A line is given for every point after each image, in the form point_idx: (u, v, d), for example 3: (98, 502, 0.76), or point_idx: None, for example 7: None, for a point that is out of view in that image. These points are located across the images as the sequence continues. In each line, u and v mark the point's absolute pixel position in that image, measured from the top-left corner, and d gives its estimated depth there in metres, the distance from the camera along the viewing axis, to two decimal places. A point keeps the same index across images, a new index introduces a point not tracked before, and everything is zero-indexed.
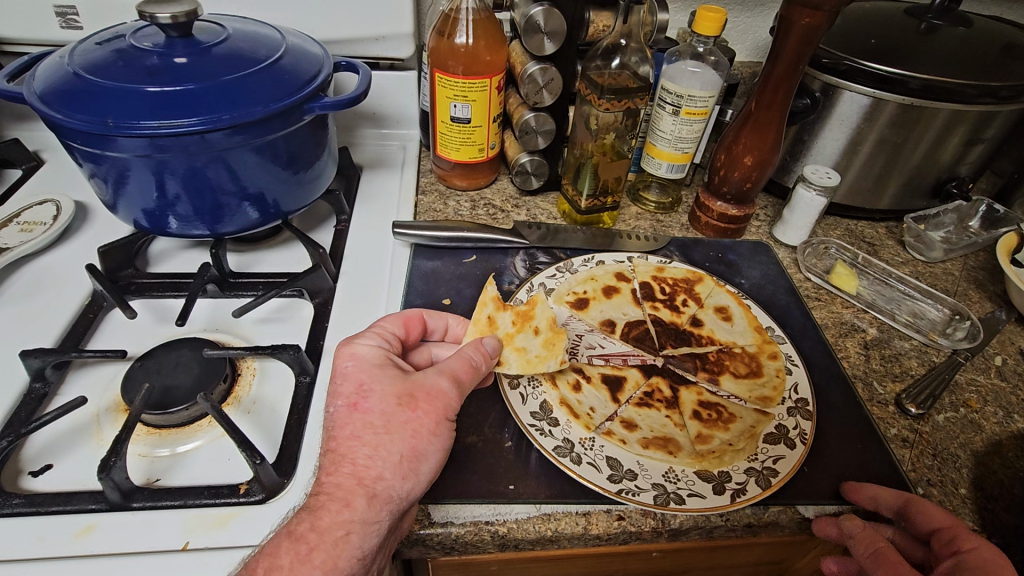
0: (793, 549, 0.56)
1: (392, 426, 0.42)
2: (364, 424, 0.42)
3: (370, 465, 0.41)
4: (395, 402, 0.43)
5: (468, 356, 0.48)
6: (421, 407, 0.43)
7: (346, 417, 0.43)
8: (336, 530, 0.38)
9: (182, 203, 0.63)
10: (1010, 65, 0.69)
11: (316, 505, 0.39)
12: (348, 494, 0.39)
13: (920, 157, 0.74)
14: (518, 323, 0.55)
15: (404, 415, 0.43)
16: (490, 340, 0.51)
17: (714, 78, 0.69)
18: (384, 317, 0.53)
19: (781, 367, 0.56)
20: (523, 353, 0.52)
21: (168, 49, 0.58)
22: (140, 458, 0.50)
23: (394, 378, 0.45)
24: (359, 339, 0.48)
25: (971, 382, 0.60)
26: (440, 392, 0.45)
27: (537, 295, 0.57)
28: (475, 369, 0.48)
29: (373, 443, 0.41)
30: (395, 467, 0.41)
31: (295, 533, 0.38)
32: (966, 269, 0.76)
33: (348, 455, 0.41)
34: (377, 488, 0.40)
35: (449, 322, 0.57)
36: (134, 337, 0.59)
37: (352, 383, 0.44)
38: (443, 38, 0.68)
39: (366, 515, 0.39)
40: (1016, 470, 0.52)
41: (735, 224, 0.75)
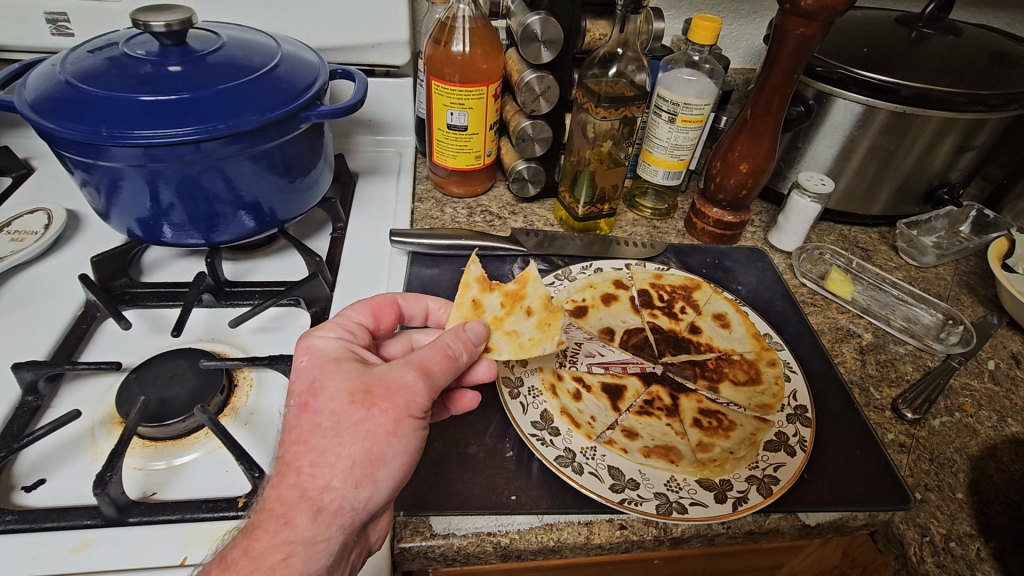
0: (791, 555, 0.56)
1: (341, 428, 0.38)
2: (311, 427, 0.39)
3: (314, 474, 0.37)
4: (346, 398, 0.39)
5: (440, 346, 0.45)
6: (378, 403, 0.39)
7: (296, 417, 0.40)
8: (272, 555, 0.35)
9: (177, 212, 0.62)
10: (998, 74, 0.70)
11: (252, 526, 0.36)
12: (287, 510, 0.36)
13: (912, 164, 0.74)
14: (506, 304, 0.54)
15: (358, 415, 0.39)
16: (476, 325, 0.49)
17: (709, 85, 0.69)
18: (350, 306, 0.51)
19: (779, 374, 0.56)
20: (515, 336, 0.51)
21: (163, 58, 0.58)
22: (137, 471, 0.49)
23: (349, 374, 0.41)
24: (320, 331, 0.46)
25: (965, 387, 0.61)
26: (403, 386, 0.41)
27: (528, 271, 0.55)
28: (450, 357, 0.45)
29: (319, 448, 0.38)
30: (345, 475, 0.38)
31: (225, 561, 0.35)
32: (958, 274, 0.77)
33: (293, 464, 0.37)
34: (323, 501, 0.37)
35: (428, 306, 0.58)
36: (128, 348, 0.58)
37: (302, 380, 0.41)
38: (439, 46, 0.68)
39: (308, 534, 0.36)
40: (1011, 473, 0.52)
41: (731, 230, 0.75)
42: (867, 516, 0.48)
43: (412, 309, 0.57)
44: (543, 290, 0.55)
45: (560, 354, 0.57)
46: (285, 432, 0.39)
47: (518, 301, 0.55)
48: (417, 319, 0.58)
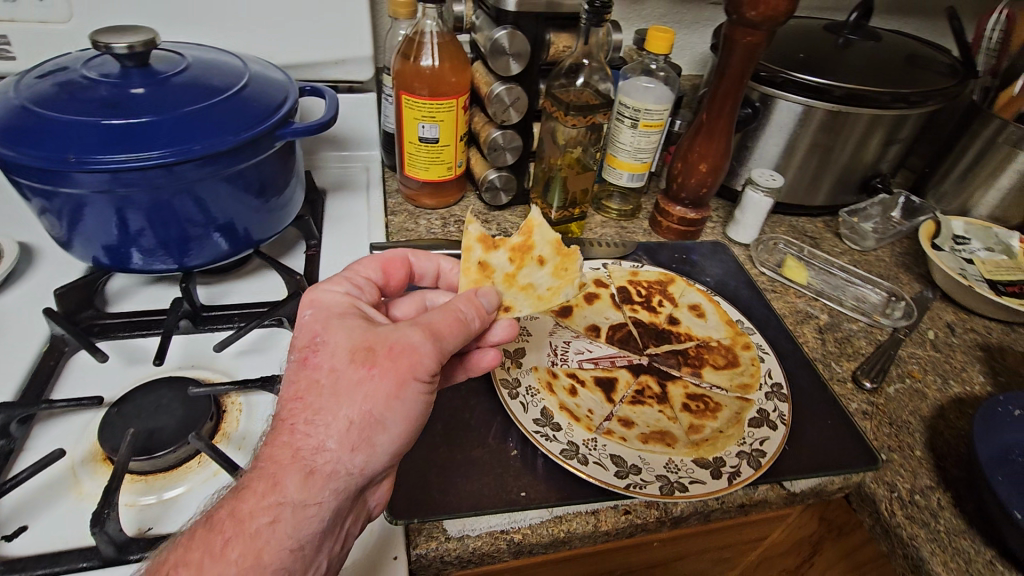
0: (774, 524, 0.61)
1: (339, 388, 0.39)
2: (310, 383, 0.40)
3: (309, 434, 0.38)
4: (348, 356, 0.41)
5: (450, 311, 0.45)
6: (380, 363, 0.40)
7: (297, 372, 0.41)
8: (259, 517, 0.36)
9: (146, 237, 0.60)
10: (915, 74, 0.78)
11: (241, 487, 0.37)
12: (278, 472, 0.37)
13: (848, 157, 0.82)
14: (516, 259, 0.56)
15: (358, 373, 0.40)
16: (490, 292, 0.50)
17: (666, 92, 0.74)
18: (361, 262, 0.54)
19: (754, 355, 0.60)
20: (531, 290, 0.54)
21: (124, 80, 0.56)
22: (127, 508, 0.47)
23: (352, 331, 0.42)
24: (330, 287, 0.48)
25: (912, 355, 0.67)
26: (410, 347, 0.41)
27: (530, 218, 0.57)
28: (461, 322, 0.45)
29: (315, 408, 0.39)
30: (341, 437, 0.38)
31: (211, 521, 0.36)
32: (894, 255, 0.85)
33: (288, 422, 0.39)
34: (316, 462, 0.38)
35: (440, 264, 0.60)
36: (105, 382, 0.56)
37: (305, 335, 0.43)
38: (408, 61, 0.69)
39: (297, 498, 0.37)
40: (958, 429, 0.58)
41: (693, 227, 0.80)
42: (842, 479, 0.53)
43: (423, 266, 0.59)
44: (551, 235, 0.57)
45: (550, 353, 0.59)
46: (285, 387, 0.41)
47: (527, 252, 0.57)
48: (429, 278, 0.61)
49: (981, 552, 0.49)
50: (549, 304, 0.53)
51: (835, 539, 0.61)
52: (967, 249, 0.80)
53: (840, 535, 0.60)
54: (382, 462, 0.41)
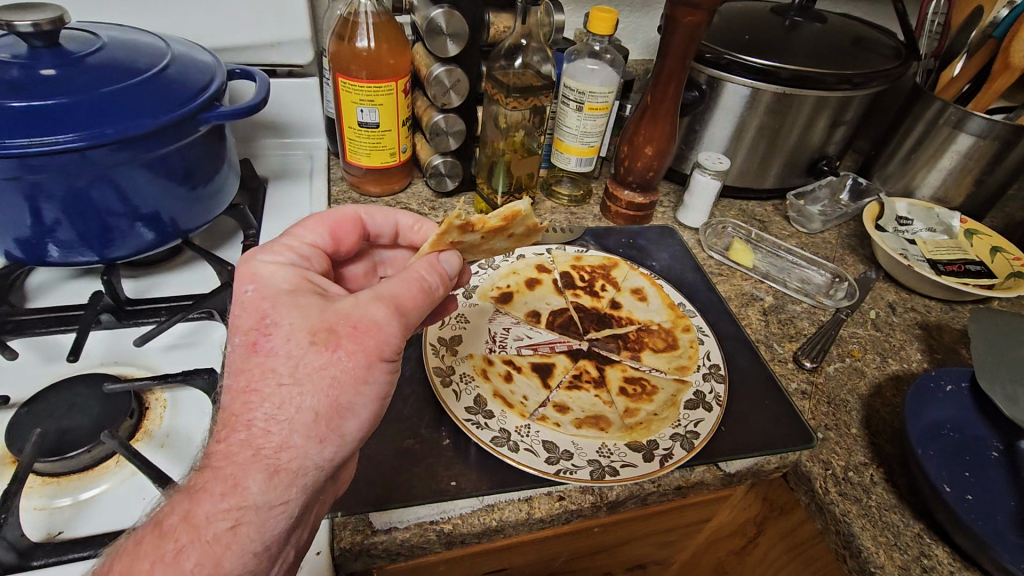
0: (715, 506, 0.61)
1: (299, 375, 0.36)
2: (263, 372, 0.36)
3: (269, 431, 0.35)
4: (307, 337, 0.37)
5: (414, 279, 0.42)
6: (344, 346, 0.37)
7: (246, 359, 0.37)
8: (218, 522, 0.34)
9: (63, 228, 0.57)
10: (860, 56, 0.78)
11: (195, 488, 0.34)
12: (238, 472, 0.34)
13: (796, 139, 0.82)
14: (487, 235, 0.50)
15: (320, 358, 0.36)
16: (452, 256, 0.46)
17: (612, 75, 0.72)
18: (304, 224, 0.48)
19: (694, 338, 0.60)
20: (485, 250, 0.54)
21: (33, 60, 0.52)
22: (37, 511, 0.44)
23: (308, 311, 0.38)
24: (270, 258, 0.43)
25: (852, 335, 0.68)
26: (373, 324, 0.38)
27: (517, 207, 0.50)
28: (426, 291, 0.42)
29: (275, 398, 0.36)
30: (307, 430, 0.36)
31: (161, 527, 0.34)
32: (841, 237, 0.86)
33: (242, 419, 0.35)
34: (281, 460, 0.35)
35: (397, 220, 0.55)
36: (17, 380, 0.53)
37: (251, 316, 0.39)
38: (343, 42, 0.66)
39: (261, 500, 0.34)
40: (894, 406, 0.59)
41: (642, 211, 0.79)
42: (778, 459, 0.53)
43: (379, 225, 0.54)
44: (530, 218, 0.52)
45: (489, 340, 0.59)
46: (234, 376, 0.38)
47: (500, 231, 0.51)
48: (386, 236, 0.56)
49: (910, 526, 0.49)
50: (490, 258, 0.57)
51: (777, 518, 0.61)
52: (910, 230, 0.82)
53: (781, 514, 0.60)
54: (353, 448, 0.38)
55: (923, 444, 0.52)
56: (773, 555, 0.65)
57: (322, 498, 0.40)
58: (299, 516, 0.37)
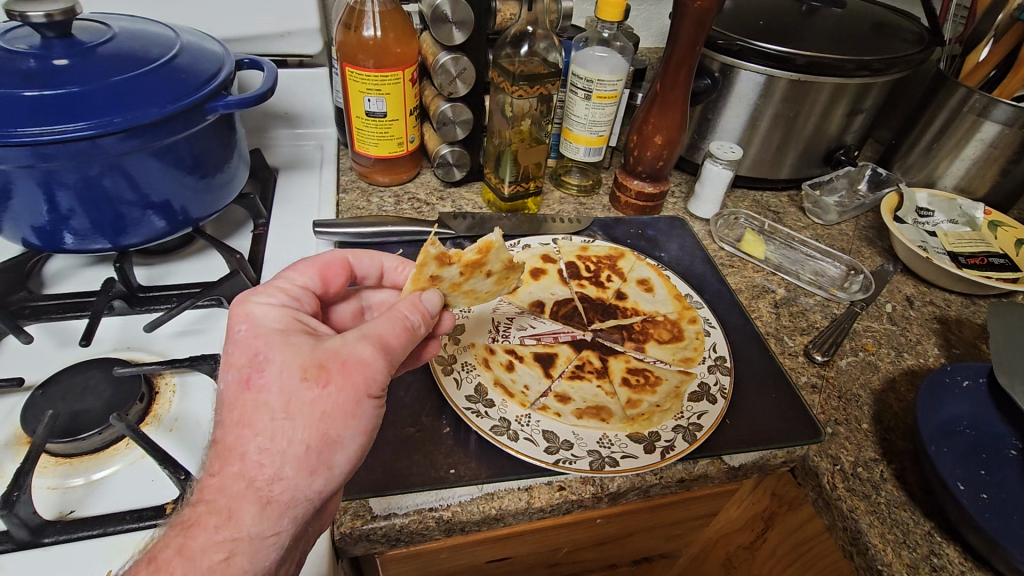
0: (722, 500, 0.60)
1: (292, 409, 0.35)
2: (257, 406, 0.36)
3: (263, 463, 0.35)
4: (297, 373, 0.36)
5: (397, 317, 0.41)
6: (334, 381, 0.36)
7: (237, 395, 0.37)
8: (212, 554, 0.33)
9: (78, 217, 0.58)
10: (880, 41, 0.76)
11: (189, 521, 0.34)
12: (231, 503, 0.34)
13: (813, 128, 0.80)
14: (466, 271, 0.49)
15: (311, 394, 0.36)
16: (433, 293, 0.46)
17: (620, 62, 0.71)
18: (294, 266, 0.47)
19: (700, 330, 0.60)
20: (471, 293, 0.52)
21: (45, 50, 0.53)
22: (51, 491, 0.46)
23: (299, 349, 0.38)
24: (263, 299, 0.42)
25: (867, 329, 0.66)
26: (360, 362, 0.38)
27: (492, 239, 0.48)
28: (410, 330, 0.42)
29: (268, 432, 0.35)
30: (299, 462, 0.35)
31: (155, 561, 0.33)
32: (858, 229, 0.84)
33: (237, 450, 0.35)
34: (273, 492, 0.35)
35: (384, 263, 0.55)
36: (33, 364, 0.55)
37: (244, 352, 0.38)
38: (350, 31, 0.66)
39: (256, 531, 0.34)
40: (908, 401, 0.58)
41: (651, 202, 0.78)
42: (785, 453, 0.52)
43: (366, 267, 0.53)
44: (506, 252, 0.51)
45: (492, 329, 0.59)
46: (226, 410, 0.37)
47: (479, 267, 0.50)
48: (372, 278, 0.55)
49: (920, 524, 0.48)
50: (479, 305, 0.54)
51: (786, 514, 0.60)
52: (930, 221, 0.79)
53: (790, 509, 0.59)
54: (342, 476, 0.37)
55: (935, 441, 0.51)
56: (780, 552, 0.63)
57: (316, 521, 0.39)
58: (291, 543, 0.37)
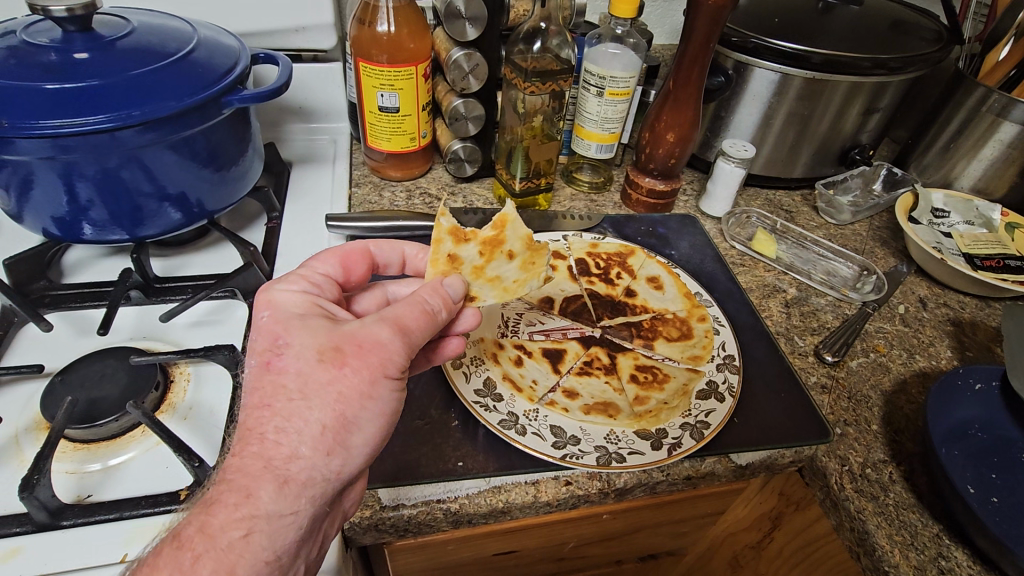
0: (729, 498, 0.60)
1: (307, 390, 0.36)
2: (275, 388, 0.36)
3: (280, 442, 0.35)
4: (314, 354, 0.37)
5: (416, 301, 0.42)
6: (350, 362, 0.37)
7: (259, 377, 0.37)
8: (231, 531, 0.33)
9: (97, 208, 0.59)
10: (898, 39, 0.75)
11: (210, 500, 0.34)
12: (250, 482, 0.34)
13: (827, 127, 0.79)
14: (486, 252, 0.52)
15: (327, 375, 0.37)
16: (456, 280, 0.47)
17: (633, 58, 0.71)
18: (317, 256, 0.48)
19: (709, 328, 0.60)
20: (498, 282, 0.52)
21: (66, 44, 0.54)
22: (69, 475, 0.47)
23: (317, 331, 0.39)
24: (285, 286, 0.43)
25: (879, 330, 0.66)
26: (378, 344, 0.39)
27: (506, 213, 0.53)
28: (431, 315, 0.43)
29: (285, 413, 0.36)
30: (316, 442, 0.36)
31: (179, 538, 0.33)
32: (872, 229, 0.83)
33: (256, 431, 0.35)
34: (290, 471, 0.35)
35: (405, 252, 0.56)
36: (53, 352, 0.56)
37: (265, 337, 0.39)
38: (364, 26, 0.66)
39: (273, 509, 0.34)
40: (919, 403, 0.57)
41: (663, 199, 0.78)
42: (794, 453, 0.52)
43: (387, 256, 0.55)
44: (523, 231, 0.54)
45: (501, 325, 0.60)
46: (248, 394, 0.37)
47: (498, 246, 0.53)
48: (394, 266, 0.56)
49: (929, 526, 0.48)
50: (513, 297, 0.51)
51: (793, 513, 0.59)
52: (946, 222, 0.78)
53: (797, 510, 0.58)
54: (360, 460, 0.38)
55: (945, 443, 0.51)
56: (788, 552, 0.63)
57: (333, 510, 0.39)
58: (311, 524, 0.37)
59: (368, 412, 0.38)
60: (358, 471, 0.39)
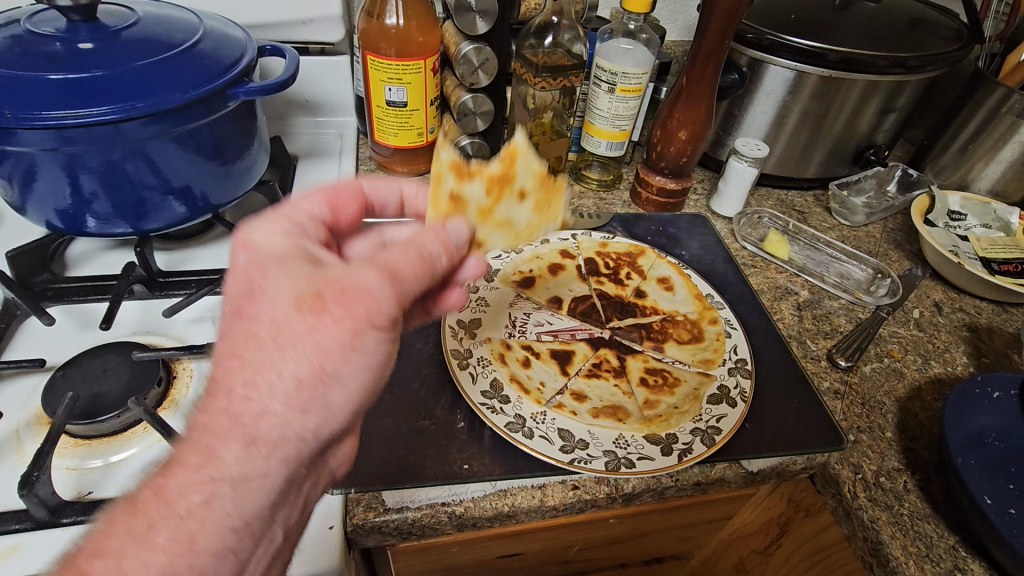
0: (737, 503, 0.59)
1: (282, 339, 0.32)
2: (246, 337, 0.33)
3: (249, 397, 0.32)
4: (290, 304, 0.32)
5: (413, 245, 0.38)
6: (331, 310, 0.33)
7: (231, 325, 0.34)
8: (192, 496, 0.30)
9: (100, 201, 0.58)
10: (916, 37, 0.73)
11: (171, 461, 0.31)
12: (214, 442, 0.31)
13: (842, 126, 0.77)
14: (493, 190, 0.50)
15: (304, 322, 0.32)
16: (458, 222, 0.44)
17: (646, 55, 0.69)
18: (304, 194, 0.44)
19: (720, 331, 0.59)
20: (509, 227, 0.50)
21: (71, 34, 0.53)
22: (69, 471, 0.46)
23: (296, 275, 0.34)
24: (264, 222, 0.38)
25: (893, 334, 0.64)
26: (363, 289, 0.34)
27: (515, 146, 0.50)
28: (426, 261, 0.39)
29: (255, 364, 0.32)
30: (289, 398, 0.32)
31: (134, 504, 0.30)
32: (886, 231, 0.82)
33: (224, 385, 0.32)
34: (259, 430, 0.31)
35: (402, 189, 0.53)
36: (55, 346, 0.55)
37: (238, 280, 0.34)
38: (372, 19, 0.66)
39: (237, 471, 0.31)
40: (935, 411, 0.56)
41: (674, 198, 0.77)
42: (805, 460, 0.51)
43: (384, 196, 0.52)
44: (535, 164, 0.51)
45: (509, 324, 0.59)
46: (222, 342, 0.34)
47: (507, 184, 0.51)
48: (392, 206, 0.53)
49: (944, 537, 0.46)
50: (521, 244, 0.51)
51: (802, 520, 0.58)
52: (962, 225, 0.76)
53: (807, 516, 0.57)
54: (345, 417, 0.35)
55: (961, 452, 0.50)
56: (795, 560, 0.61)
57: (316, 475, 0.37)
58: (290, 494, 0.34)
59: (354, 361, 0.34)
60: (344, 432, 0.36)
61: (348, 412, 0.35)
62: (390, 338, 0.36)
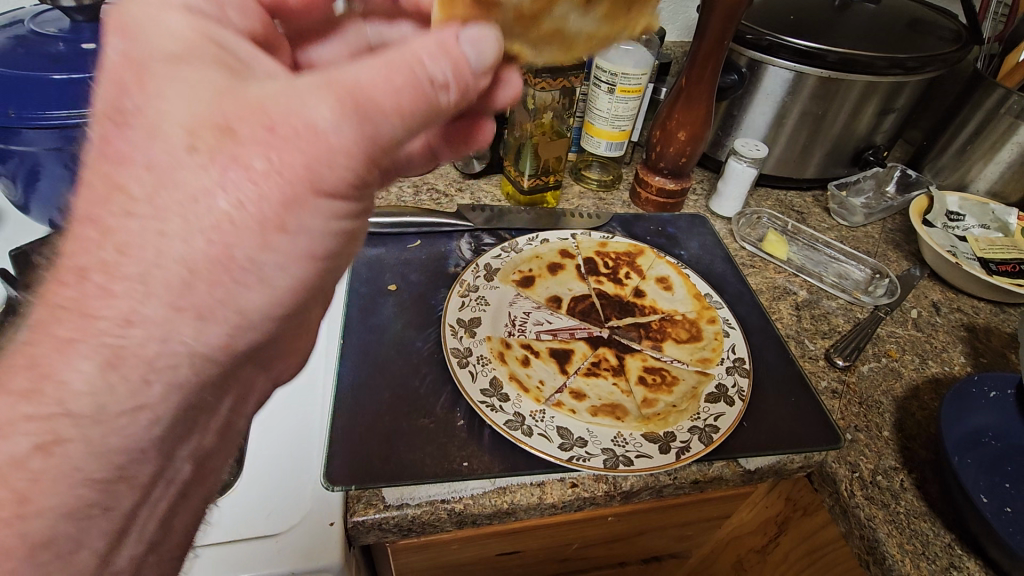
0: (735, 502, 0.60)
1: (160, 200, 0.26)
2: (109, 192, 0.26)
3: (109, 297, 0.26)
4: (183, 139, 0.26)
5: (397, 66, 0.28)
6: (244, 155, 0.26)
7: (92, 168, 0.27)
8: (27, 437, 0.25)
9: None
10: (915, 39, 0.73)
11: None
12: (55, 360, 0.26)
13: (841, 127, 0.78)
14: None
15: (201, 176, 0.26)
16: (484, 31, 0.30)
17: (646, 55, 0.70)
18: None
19: (718, 330, 0.60)
20: (558, 39, 0.33)
21: (74, 34, 0.53)
22: None
23: (198, 90, 0.26)
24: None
25: (891, 334, 0.65)
26: (306, 129, 0.26)
27: None
28: (416, 84, 0.29)
29: (125, 233, 0.26)
30: (171, 296, 0.26)
31: None
32: (884, 232, 0.82)
33: (81, 267, 0.26)
34: (125, 342, 0.26)
35: None
36: None
37: (107, 95, 0.27)
38: None
39: (96, 396, 0.26)
40: (932, 410, 0.56)
41: (673, 198, 0.77)
42: (802, 458, 0.52)
43: None
44: None
45: (509, 324, 0.59)
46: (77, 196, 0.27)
47: None
48: None
49: (940, 535, 0.47)
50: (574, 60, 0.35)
51: (799, 519, 0.58)
52: (960, 226, 0.77)
53: (804, 515, 0.58)
54: (261, 305, 0.29)
55: (957, 451, 0.50)
56: (793, 559, 0.62)
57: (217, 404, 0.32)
58: (171, 427, 0.29)
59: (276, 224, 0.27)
60: (259, 337, 0.30)
61: (269, 294, 0.29)
62: (333, 197, 0.29)
